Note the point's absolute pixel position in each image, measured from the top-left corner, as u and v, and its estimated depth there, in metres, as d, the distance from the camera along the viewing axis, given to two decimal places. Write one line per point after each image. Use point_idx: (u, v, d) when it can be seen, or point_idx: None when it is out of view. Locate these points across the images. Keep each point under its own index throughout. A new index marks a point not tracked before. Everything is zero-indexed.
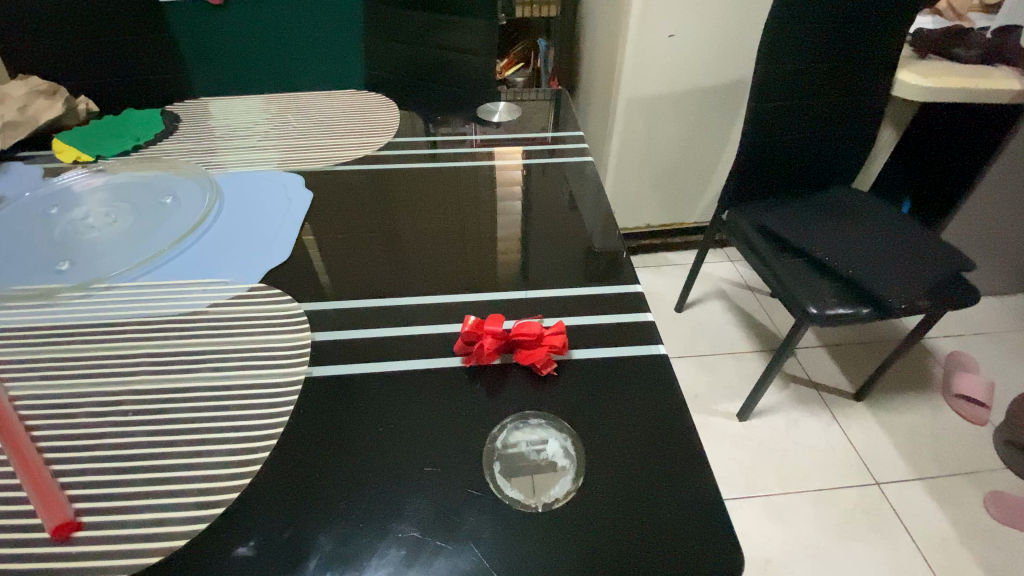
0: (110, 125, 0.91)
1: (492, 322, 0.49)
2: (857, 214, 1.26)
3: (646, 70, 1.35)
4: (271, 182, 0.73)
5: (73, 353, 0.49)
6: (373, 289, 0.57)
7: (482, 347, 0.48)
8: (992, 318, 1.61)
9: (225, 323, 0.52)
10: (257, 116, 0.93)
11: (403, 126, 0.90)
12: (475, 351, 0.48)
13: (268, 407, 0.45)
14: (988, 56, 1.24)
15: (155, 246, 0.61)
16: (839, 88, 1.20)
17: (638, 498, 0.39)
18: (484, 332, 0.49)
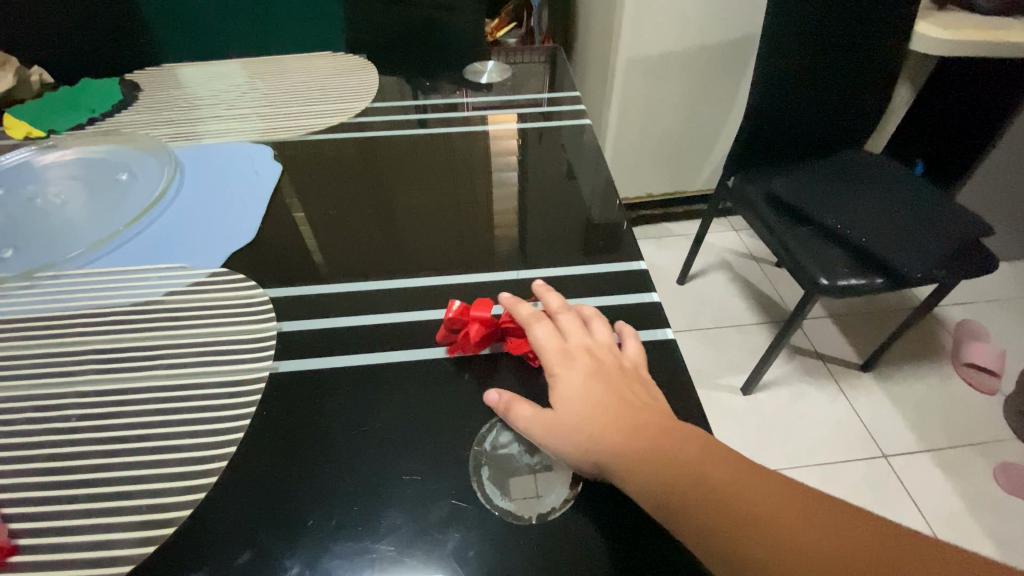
0: (66, 96, 0.84)
1: (480, 308, 0.44)
2: (871, 179, 1.19)
3: (647, 27, 1.26)
4: (238, 154, 0.67)
5: (12, 350, 0.44)
6: (351, 270, 0.52)
7: (468, 335, 0.43)
8: (1006, 284, 1.56)
9: (183, 313, 0.46)
10: (225, 82, 0.86)
11: (385, 90, 0.83)
12: (460, 340, 0.44)
13: (227, 408, 0.40)
14: (1008, 10, 1.14)
15: (107, 227, 0.55)
16: (857, 40, 1.11)
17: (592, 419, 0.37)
18: (471, 318, 0.44)
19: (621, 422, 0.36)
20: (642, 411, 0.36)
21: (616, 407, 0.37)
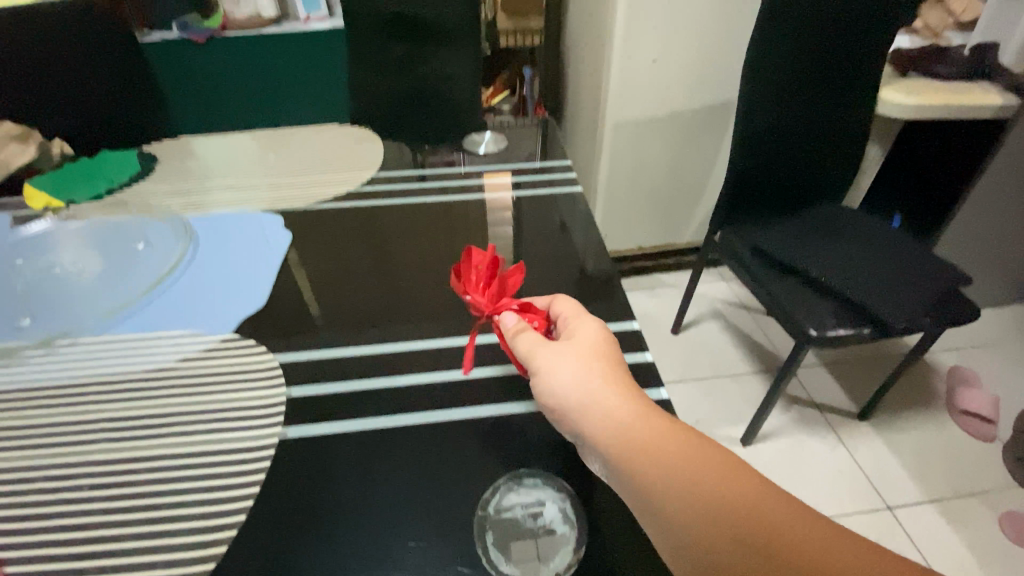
0: (85, 167, 0.88)
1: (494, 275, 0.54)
2: (851, 232, 1.24)
3: (632, 95, 1.36)
4: (249, 222, 0.71)
5: (27, 420, 0.45)
6: (354, 327, 0.55)
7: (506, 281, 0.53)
8: (992, 330, 1.60)
9: (195, 380, 0.48)
10: (237, 153, 0.91)
11: (388, 159, 0.88)
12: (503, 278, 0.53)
13: (236, 475, 0.41)
14: (971, 71, 1.26)
15: (123, 296, 0.58)
16: (825, 106, 1.19)
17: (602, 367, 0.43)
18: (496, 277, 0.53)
19: (638, 438, 0.38)
20: (646, 411, 0.40)
21: (620, 382, 0.42)
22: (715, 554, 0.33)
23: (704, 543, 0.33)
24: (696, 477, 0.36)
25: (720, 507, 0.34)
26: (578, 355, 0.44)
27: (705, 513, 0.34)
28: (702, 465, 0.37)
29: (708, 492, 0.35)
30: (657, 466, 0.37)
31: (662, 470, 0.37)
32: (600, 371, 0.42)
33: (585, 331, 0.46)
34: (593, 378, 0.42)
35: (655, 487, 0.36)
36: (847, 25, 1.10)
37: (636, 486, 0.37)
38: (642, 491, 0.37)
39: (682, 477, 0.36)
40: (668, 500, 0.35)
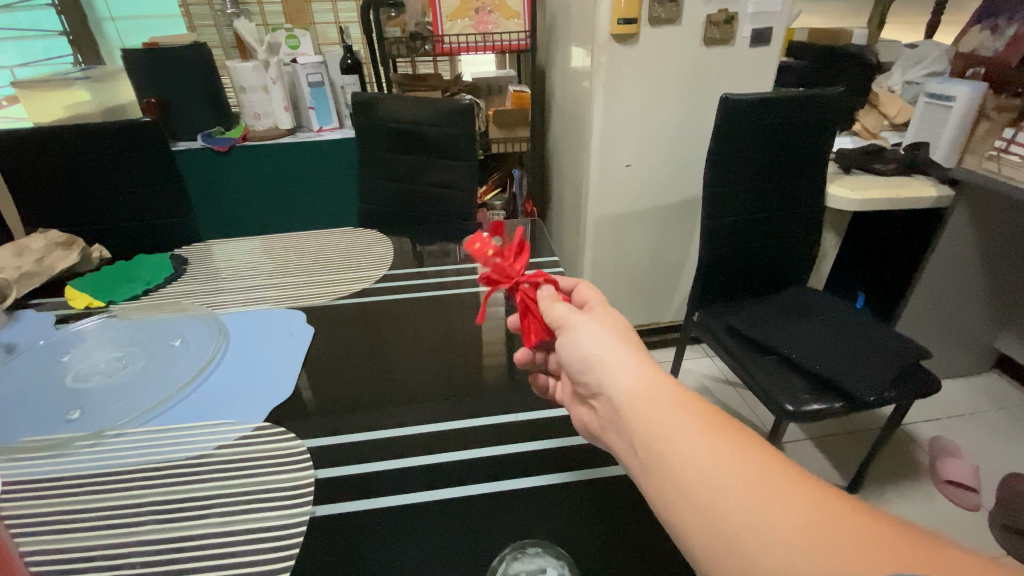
0: (121, 269, 0.98)
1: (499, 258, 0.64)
2: (818, 312, 1.35)
3: (610, 193, 1.53)
4: (275, 319, 0.79)
5: (82, 504, 0.51)
6: (342, 410, 0.63)
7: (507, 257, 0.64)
8: (965, 401, 1.67)
9: (232, 464, 0.54)
10: (260, 255, 1.02)
11: (396, 258, 0.99)
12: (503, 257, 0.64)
13: (273, 549, 0.46)
14: (905, 168, 1.42)
15: (165, 389, 0.65)
16: (782, 201, 1.34)
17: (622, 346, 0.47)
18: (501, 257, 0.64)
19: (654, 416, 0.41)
20: (664, 385, 0.43)
21: (639, 356, 0.46)
22: (721, 513, 0.34)
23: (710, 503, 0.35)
24: (708, 445, 0.37)
25: (730, 471, 0.35)
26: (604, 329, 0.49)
27: (711, 476, 0.36)
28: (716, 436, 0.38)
29: (718, 460, 0.36)
30: (671, 433, 0.39)
31: (672, 437, 0.39)
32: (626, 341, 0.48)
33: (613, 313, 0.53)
34: (614, 354, 0.46)
35: (666, 452, 0.38)
36: (795, 135, 1.26)
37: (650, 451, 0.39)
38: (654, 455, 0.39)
39: (695, 443, 0.38)
40: (679, 464, 0.37)
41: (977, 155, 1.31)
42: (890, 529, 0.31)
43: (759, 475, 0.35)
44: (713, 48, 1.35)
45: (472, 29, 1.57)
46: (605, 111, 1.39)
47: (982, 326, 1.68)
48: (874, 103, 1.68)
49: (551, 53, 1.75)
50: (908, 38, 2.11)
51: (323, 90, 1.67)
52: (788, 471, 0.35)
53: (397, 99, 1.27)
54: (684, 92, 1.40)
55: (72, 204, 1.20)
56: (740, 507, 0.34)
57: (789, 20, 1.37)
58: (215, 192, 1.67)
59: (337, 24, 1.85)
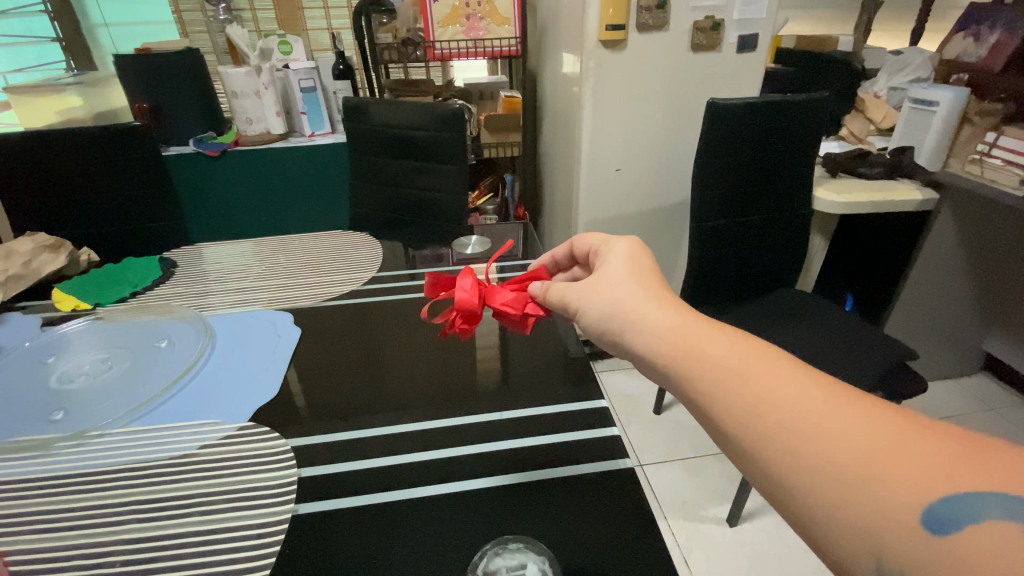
0: (108, 272, 0.97)
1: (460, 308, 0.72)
2: (807, 315, 1.35)
3: (600, 197, 1.53)
4: (263, 321, 0.80)
5: (64, 505, 0.51)
6: (336, 415, 0.62)
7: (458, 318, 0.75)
8: (954, 402, 1.68)
9: (216, 463, 0.54)
10: (250, 258, 1.03)
11: (386, 261, 1.00)
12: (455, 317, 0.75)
13: (255, 547, 0.47)
14: (892, 172, 1.42)
15: (150, 390, 0.65)
16: (768, 203, 1.35)
17: (647, 296, 0.50)
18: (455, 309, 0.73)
19: (689, 350, 0.43)
20: (694, 323, 0.46)
21: (658, 297, 0.50)
22: (775, 432, 0.36)
23: (756, 443, 0.37)
24: (751, 382, 0.39)
25: (773, 409, 0.37)
26: (618, 268, 0.54)
27: (760, 419, 0.37)
28: (758, 373, 0.39)
29: (764, 396, 0.38)
30: (714, 373, 0.41)
31: (714, 380, 0.41)
32: (637, 273, 0.54)
33: (626, 246, 0.59)
34: (637, 294, 0.50)
35: (705, 394, 0.41)
36: (783, 138, 1.28)
37: (698, 382, 0.42)
38: (692, 401, 0.42)
39: (738, 385, 0.39)
40: (721, 397, 0.40)
41: (961, 159, 1.35)
42: (941, 447, 0.32)
43: (807, 407, 0.36)
44: (700, 54, 1.37)
45: (463, 35, 1.59)
46: (595, 115, 1.40)
47: (970, 327, 1.69)
48: (860, 108, 1.71)
49: (542, 60, 1.77)
50: (893, 45, 2.14)
51: (315, 95, 1.67)
52: (836, 395, 0.36)
53: (388, 104, 1.28)
54: (671, 98, 1.42)
55: (60, 209, 1.20)
56: (784, 442, 0.35)
57: (774, 27, 1.39)
58: (206, 196, 1.67)
59: (329, 30, 1.86)
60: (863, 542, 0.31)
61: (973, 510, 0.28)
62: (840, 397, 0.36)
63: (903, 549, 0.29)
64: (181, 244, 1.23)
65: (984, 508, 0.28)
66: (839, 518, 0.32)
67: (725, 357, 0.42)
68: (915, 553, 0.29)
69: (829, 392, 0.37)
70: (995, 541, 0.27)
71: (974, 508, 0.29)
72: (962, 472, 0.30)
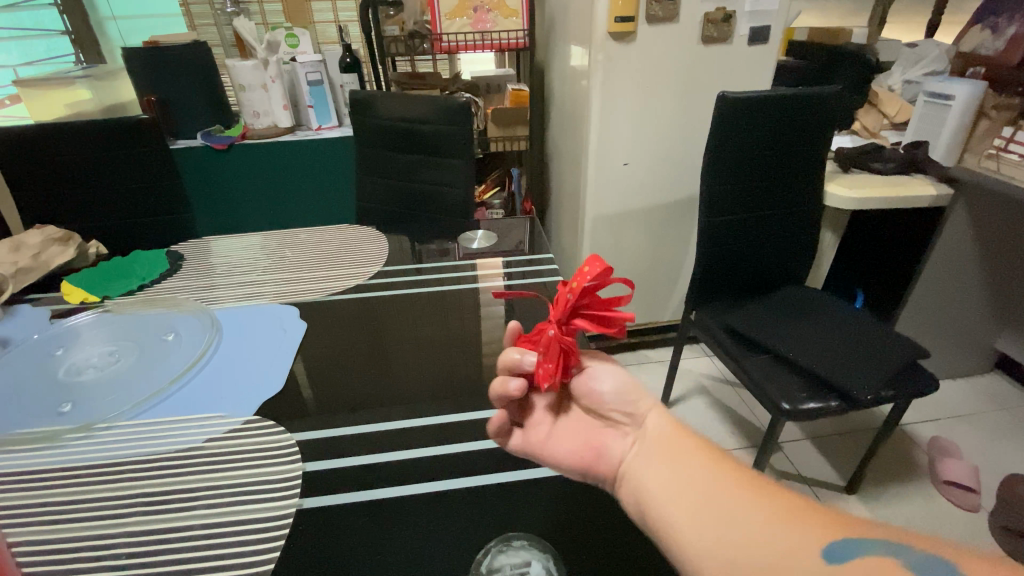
0: (116, 266, 0.97)
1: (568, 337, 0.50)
2: (816, 313, 1.33)
3: (607, 192, 1.52)
4: (269, 315, 0.80)
5: (71, 497, 0.51)
6: (340, 409, 0.62)
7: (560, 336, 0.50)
8: (965, 402, 1.65)
9: (222, 457, 0.55)
10: (257, 252, 1.03)
11: (391, 256, 0.99)
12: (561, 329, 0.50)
13: (259, 541, 0.46)
14: (905, 168, 1.39)
15: (157, 383, 0.66)
16: (779, 198, 1.33)
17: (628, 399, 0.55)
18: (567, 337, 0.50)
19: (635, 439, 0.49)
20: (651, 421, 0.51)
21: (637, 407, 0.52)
22: (701, 500, 0.41)
23: (684, 511, 0.41)
24: (678, 465, 0.45)
25: (714, 495, 0.41)
26: None
27: (687, 492, 0.42)
28: (695, 466, 0.44)
29: (686, 472, 0.44)
30: (649, 457, 0.46)
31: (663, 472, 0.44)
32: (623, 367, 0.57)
33: None
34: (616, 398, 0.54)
35: (655, 486, 0.44)
36: (795, 133, 1.25)
37: (643, 467, 0.46)
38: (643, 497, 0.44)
39: (665, 465, 0.45)
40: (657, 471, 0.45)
41: (976, 154, 1.33)
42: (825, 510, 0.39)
43: (719, 480, 0.42)
44: (710, 47, 1.35)
45: (471, 27, 1.57)
46: (603, 108, 1.39)
47: (982, 326, 1.66)
48: (873, 102, 1.68)
49: (551, 53, 1.75)
50: (907, 37, 2.10)
51: (322, 88, 1.67)
52: (741, 472, 0.43)
53: (394, 97, 1.27)
54: (680, 92, 1.40)
55: (69, 201, 1.20)
56: (708, 509, 0.40)
57: (787, 19, 1.37)
58: (214, 188, 1.68)
59: (336, 23, 1.85)
60: None
61: (859, 549, 0.35)
62: (753, 479, 0.42)
63: None
64: (188, 237, 1.23)
65: (863, 548, 0.35)
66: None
67: (659, 442, 0.48)
68: None
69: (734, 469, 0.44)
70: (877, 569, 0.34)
71: (856, 547, 0.35)
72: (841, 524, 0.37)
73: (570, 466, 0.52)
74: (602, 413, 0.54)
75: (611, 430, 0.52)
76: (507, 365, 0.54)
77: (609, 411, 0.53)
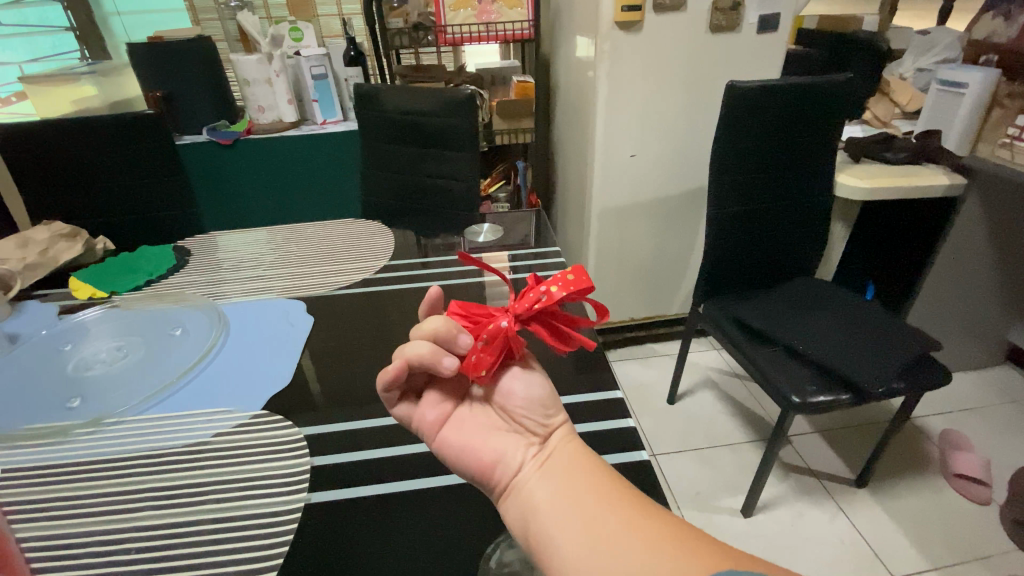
0: (123, 261, 0.98)
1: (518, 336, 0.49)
2: (825, 305, 1.31)
3: (614, 184, 1.51)
4: (276, 309, 0.79)
5: (80, 491, 0.51)
6: (346, 403, 0.62)
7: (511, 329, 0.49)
8: (976, 394, 1.63)
9: (230, 452, 0.54)
10: (263, 247, 1.02)
11: (397, 250, 0.99)
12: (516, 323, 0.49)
13: (267, 536, 0.46)
14: (917, 156, 1.37)
15: (164, 378, 0.66)
16: (788, 189, 1.31)
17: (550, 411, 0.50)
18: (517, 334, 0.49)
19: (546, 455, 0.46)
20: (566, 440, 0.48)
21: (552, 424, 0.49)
22: (586, 526, 0.39)
23: (569, 537, 0.39)
24: (574, 487, 0.42)
25: (604, 522, 0.39)
26: None
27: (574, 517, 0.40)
28: (591, 488, 0.42)
29: (580, 495, 0.41)
30: (547, 477, 0.44)
31: (558, 491, 0.42)
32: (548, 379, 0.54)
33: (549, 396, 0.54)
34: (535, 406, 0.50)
35: (547, 504, 0.41)
36: (806, 123, 1.23)
37: (540, 485, 0.43)
38: (533, 516, 0.41)
39: (562, 485, 0.43)
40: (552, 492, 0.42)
41: (990, 143, 1.29)
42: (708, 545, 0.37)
43: (610, 506, 0.40)
44: (719, 36, 1.33)
45: (475, 19, 1.56)
46: (610, 99, 1.37)
47: (994, 317, 1.64)
48: (885, 91, 1.65)
49: (556, 44, 1.73)
50: (919, 24, 2.06)
51: (326, 82, 1.66)
52: (633, 500, 0.41)
53: (399, 90, 1.27)
54: (689, 82, 1.38)
55: (75, 196, 1.21)
56: (593, 539, 0.38)
57: (797, 7, 1.34)
58: (219, 184, 1.68)
59: (340, 16, 1.83)
60: None
61: None
62: (642, 508, 0.41)
63: None
64: (194, 232, 1.23)
65: None
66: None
67: (563, 461, 0.45)
68: None
69: (628, 496, 0.42)
70: None
71: None
72: (722, 559, 0.36)
73: (464, 465, 0.47)
74: (512, 417, 0.49)
75: (517, 435, 0.48)
76: (436, 335, 0.48)
77: (523, 418, 0.49)
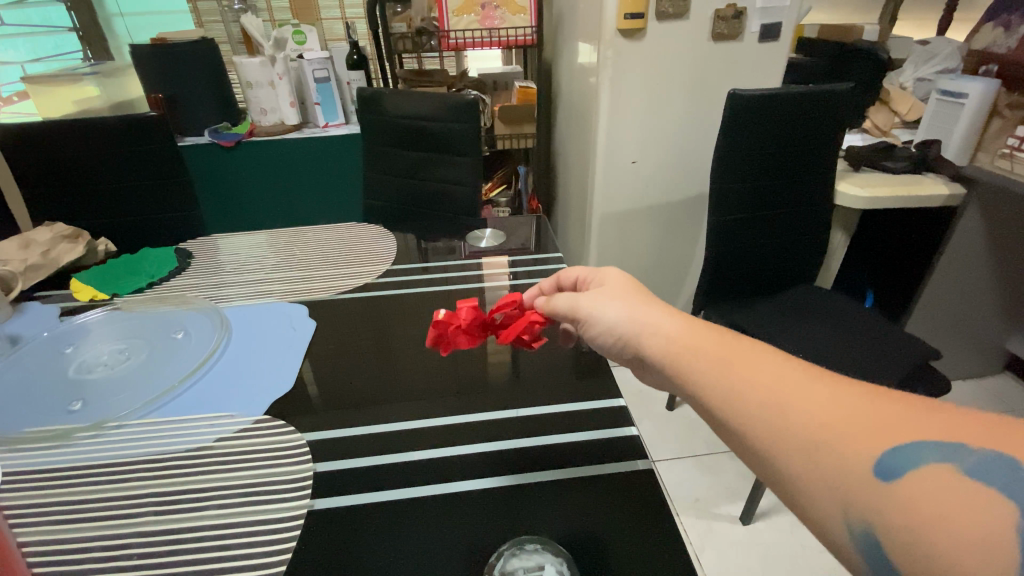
0: (125, 262, 0.97)
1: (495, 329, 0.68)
2: (823, 312, 1.31)
3: (616, 189, 1.51)
4: (278, 313, 0.79)
5: (82, 497, 0.51)
6: (349, 408, 0.62)
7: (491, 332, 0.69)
8: (975, 403, 1.63)
9: (232, 457, 0.54)
10: (266, 249, 1.03)
11: (399, 254, 0.99)
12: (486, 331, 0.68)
13: (270, 542, 0.46)
14: (916, 166, 1.37)
15: (167, 381, 0.65)
16: (790, 195, 1.31)
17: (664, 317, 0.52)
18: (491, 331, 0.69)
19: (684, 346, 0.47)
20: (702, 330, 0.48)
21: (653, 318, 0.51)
22: (746, 404, 0.40)
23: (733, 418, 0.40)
24: (731, 368, 0.43)
25: (767, 396, 0.39)
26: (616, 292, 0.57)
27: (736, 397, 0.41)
28: (745, 367, 0.42)
29: (738, 375, 0.42)
30: (698, 364, 0.45)
31: (708, 378, 0.44)
32: (633, 293, 0.57)
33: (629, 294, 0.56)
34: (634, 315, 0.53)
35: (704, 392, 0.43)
36: (807, 129, 1.24)
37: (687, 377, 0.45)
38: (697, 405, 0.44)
39: (717, 369, 0.44)
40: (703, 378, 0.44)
41: (990, 153, 1.30)
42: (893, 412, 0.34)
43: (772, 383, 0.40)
44: (722, 44, 1.34)
45: (478, 24, 1.56)
46: (612, 103, 1.37)
47: (993, 325, 1.64)
48: (885, 100, 1.66)
49: (559, 49, 1.73)
50: (919, 35, 2.07)
51: (329, 86, 1.66)
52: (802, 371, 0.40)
53: (403, 94, 1.27)
54: (691, 88, 1.38)
55: (77, 197, 1.21)
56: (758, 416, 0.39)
57: (799, 16, 1.35)
58: (221, 186, 1.68)
59: (343, 20, 1.84)
60: (830, 495, 0.33)
61: (918, 455, 0.31)
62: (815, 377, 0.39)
63: (869, 505, 0.31)
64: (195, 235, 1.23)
65: (923, 454, 0.31)
66: (805, 483, 0.35)
67: (710, 349, 0.46)
68: (868, 496, 0.32)
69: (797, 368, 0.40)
70: (938, 479, 0.30)
71: (913, 455, 0.31)
72: (907, 425, 0.33)
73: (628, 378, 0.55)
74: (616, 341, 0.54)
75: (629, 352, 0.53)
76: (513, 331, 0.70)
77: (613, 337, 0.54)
